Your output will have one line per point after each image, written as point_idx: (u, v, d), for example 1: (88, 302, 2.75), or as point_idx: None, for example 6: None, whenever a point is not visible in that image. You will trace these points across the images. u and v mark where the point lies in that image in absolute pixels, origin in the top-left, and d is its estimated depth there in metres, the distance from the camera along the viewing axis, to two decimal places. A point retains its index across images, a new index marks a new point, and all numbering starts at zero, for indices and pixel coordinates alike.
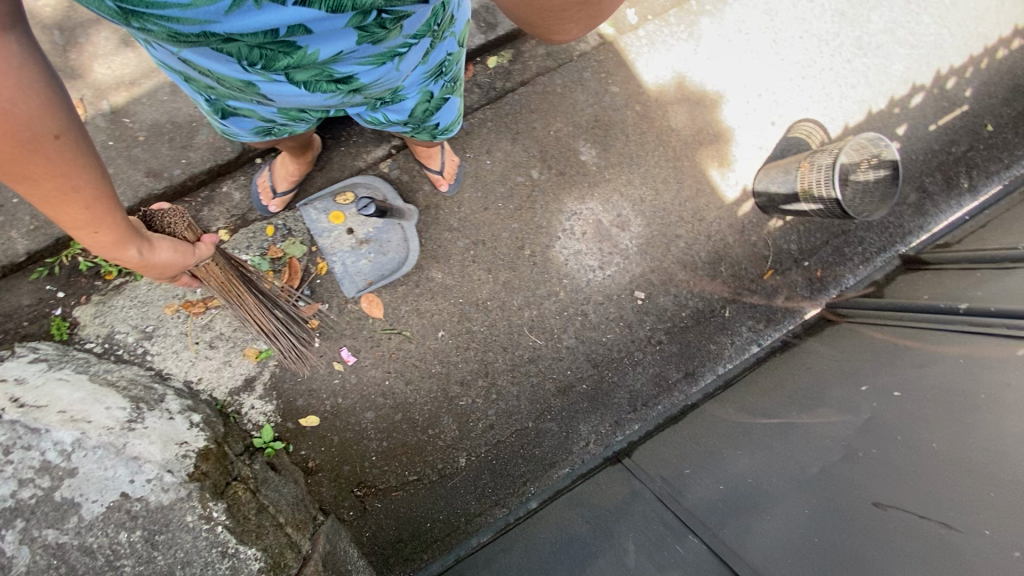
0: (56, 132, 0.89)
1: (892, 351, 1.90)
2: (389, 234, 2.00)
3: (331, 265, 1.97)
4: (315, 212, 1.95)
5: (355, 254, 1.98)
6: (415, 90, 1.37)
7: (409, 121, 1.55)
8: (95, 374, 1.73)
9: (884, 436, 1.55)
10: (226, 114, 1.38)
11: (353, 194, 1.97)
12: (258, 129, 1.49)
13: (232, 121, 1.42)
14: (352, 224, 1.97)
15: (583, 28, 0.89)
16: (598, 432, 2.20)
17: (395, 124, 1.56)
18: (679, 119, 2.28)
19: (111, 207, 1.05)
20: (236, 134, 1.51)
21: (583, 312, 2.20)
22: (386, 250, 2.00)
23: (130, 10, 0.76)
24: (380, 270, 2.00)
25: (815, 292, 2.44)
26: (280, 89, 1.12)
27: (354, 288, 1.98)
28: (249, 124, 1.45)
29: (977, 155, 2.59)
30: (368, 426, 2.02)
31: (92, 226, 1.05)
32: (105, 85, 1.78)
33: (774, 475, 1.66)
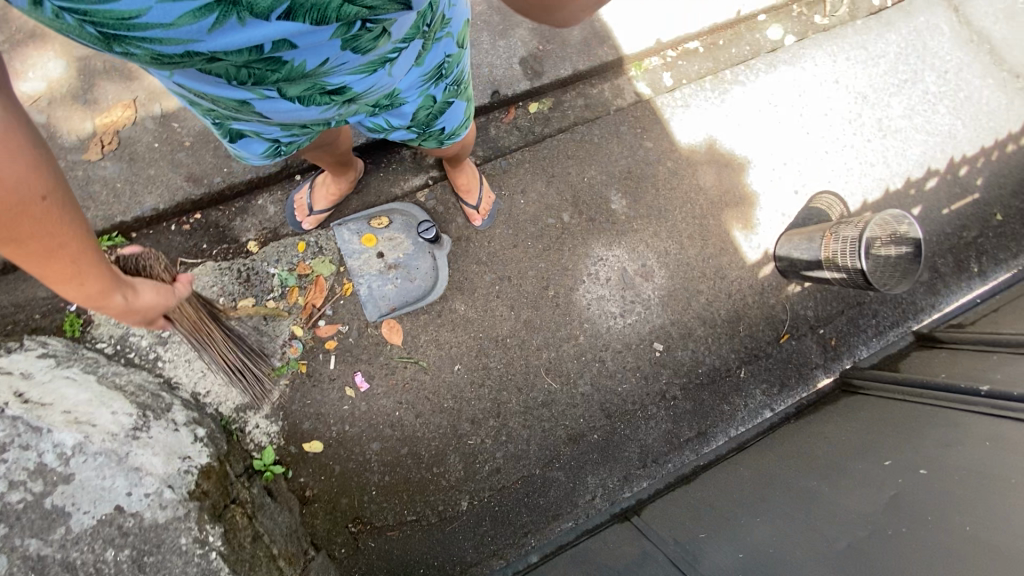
0: (42, 193, 0.84)
1: (912, 427, 1.88)
2: (418, 262, 2.00)
3: (357, 287, 1.94)
4: (348, 232, 1.95)
5: (382, 278, 1.97)
6: (417, 93, 1.24)
7: (414, 126, 1.39)
8: (103, 376, 1.66)
9: (913, 515, 1.50)
10: (231, 137, 1.28)
11: (388, 220, 1.98)
12: (267, 151, 1.36)
13: (240, 144, 1.31)
14: (383, 249, 1.98)
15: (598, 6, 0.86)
16: (605, 486, 2.13)
17: (399, 130, 1.41)
18: (708, 179, 2.34)
19: (99, 263, 0.97)
20: (244, 156, 1.39)
21: (601, 359, 2.17)
22: (413, 277, 1.99)
23: (113, 36, 0.71)
24: (405, 298, 1.98)
25: (829, 361, 2.44)
26: (275, 107, 1.03)
27: (377, 312, 1.95)
28: (252, 144, 1.32)
29: (986, 242, 2.67)
30: (371, 457, 1.93)
31: (82, 285, 0.97)
32: (160, 89, 1.81)
33: (797, 548, 1.59)
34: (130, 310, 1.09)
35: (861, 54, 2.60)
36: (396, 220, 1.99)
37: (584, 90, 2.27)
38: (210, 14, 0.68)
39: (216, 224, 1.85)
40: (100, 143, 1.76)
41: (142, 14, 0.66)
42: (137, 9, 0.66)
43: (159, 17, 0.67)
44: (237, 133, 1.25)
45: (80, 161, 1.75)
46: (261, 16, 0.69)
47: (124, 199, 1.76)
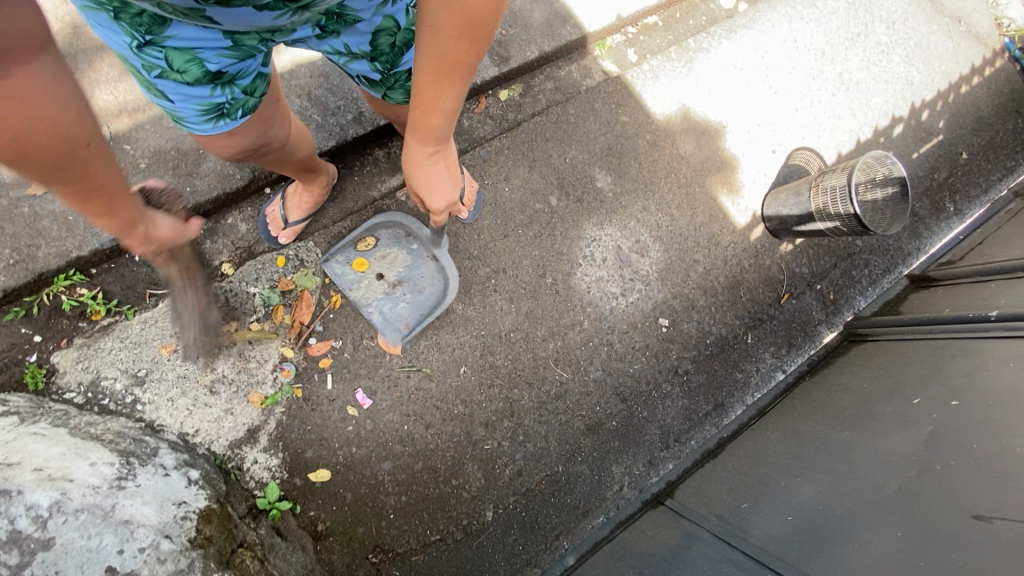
0: (87, 139, 0.85)
1: (930, 362, 1.85)
2: (421, 270, 1.89)
3: (369, 316, 1.83)
4: (339, 265, 1.83)
5: (391, 298, 1.85)
6: (373, 11, 1.13)
7: (376, 60, 1.27)
8: (76, 427, 1.49)
9: (958, 446, 1.45)
10: (165, 76, 1.06)
11: (374, 239, 1.87)
12: (205, 108, 1.14)
13: (173, 91, 1.09)
14: (380, 268, 1.86)
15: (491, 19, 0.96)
16: (631, 474, 2.03)
17: (360, 61, 1.27)
18: (687, 147, 2.31)
19: (133, 200, 1.01)
20: (179, 113, 1.15)
21: (608, 342, 2.09)
22: (421, 287, 1.88)
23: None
24: (421, 310, 1.87)
25: (831, 315, 2.42)
26: (228, 13, 0.88)
27: (398, 335, 1.84)
28: (193, 95, 1.10)
29: (957, 181, 2.73)
30: (385, 478, 1.79)
31: (119, 221, 1.01)
32: (106, 110, 1.66)
33: (848, 499, 1.52)
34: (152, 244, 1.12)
35: (813, 13, 2.65)
36: (383, 236, 1.88)
37: (552, 73, 2.22)
38: None
39: None
40: None
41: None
42: None
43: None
44: (174, 72, 1.04)
45: (25, 197, 1.59)
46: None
47: (78, 232, 1.61)
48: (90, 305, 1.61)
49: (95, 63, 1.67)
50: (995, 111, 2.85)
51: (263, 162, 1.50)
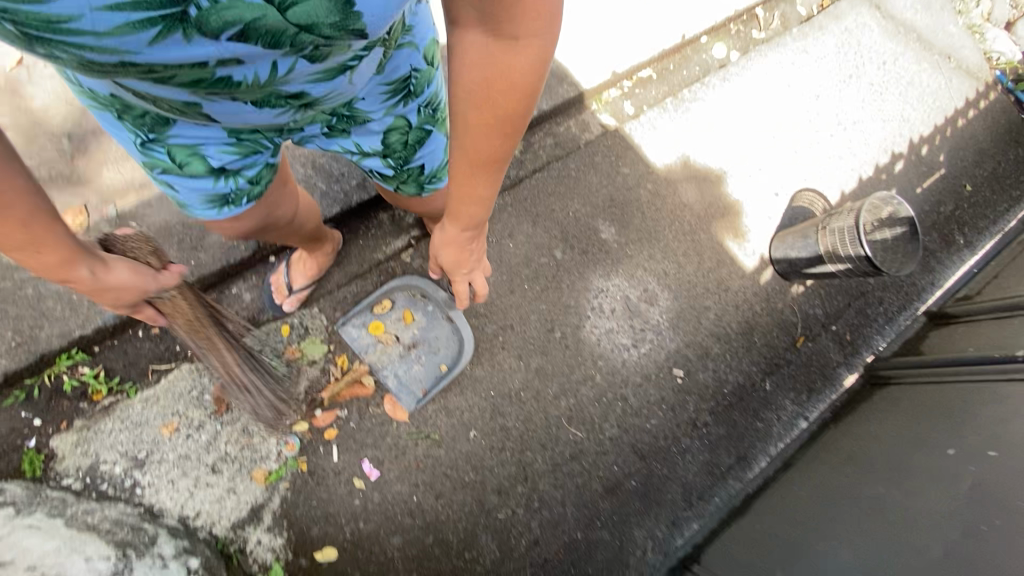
0: None
1: (961, 408, 1.77)
2: (436, 331, 1.88)
3: (384, 381, 1.80)
4: (355, 329, 1.82)
5: (406, 361, 1.83)
6: (384, 112, 1.18)
7: (389, 156, 1.31)
8: (72, 517, 1.43)
9: (1003, 505, 1.36)
10: (167, 172, 1.07)
11: (390, 301, 1.86)
12: (209, 198, 1.15)
13: (177, 183, 1.10)
14: (396, 331, 1.84)
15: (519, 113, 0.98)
16: (654, 537, 1.93)
17: (373, 158, 1.31)
18: (690, 194, 2.32)
19: (50, 223, 0.90)
20: (183, 202, 1.16)
21: (622, 396, 2.03)
22: (436, 348, 1.87)
23: (37, 39, 0.64)
24: (435, 371, 1.84)
25: (850, 357, 2.35)
26: (224, 108, 0.89)
27: (413, 399, 1.80)
28: (195, 187, 1.11)
29: (964, 213, 2.70)
30: (394, 554, 1.69)
31: (38, 249, 0.90)
32: (112, 189, 1.68)
33: (889, 566, 1.41)
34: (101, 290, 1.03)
35: (804, 58, 2.70)
36: (398, 299, 1.87)
37: (551, 129, 2.25)
38: (150, 28, 0.64)
39: None
40: None
41: (76, 20, 0.61)
42: (67, 15, 0.61)
43: (93, 24, 0.62)
44: (177, 166, 1.06)
45: (30, 278, 1.59)
46: (210, 36, 0.67)
47: (82, 311, 1.60)
48: (91, 385, 1.58)
49: (104, 144, 1.70)
50: (995, 143, 2.86)
51: (270, 238, 1.51)
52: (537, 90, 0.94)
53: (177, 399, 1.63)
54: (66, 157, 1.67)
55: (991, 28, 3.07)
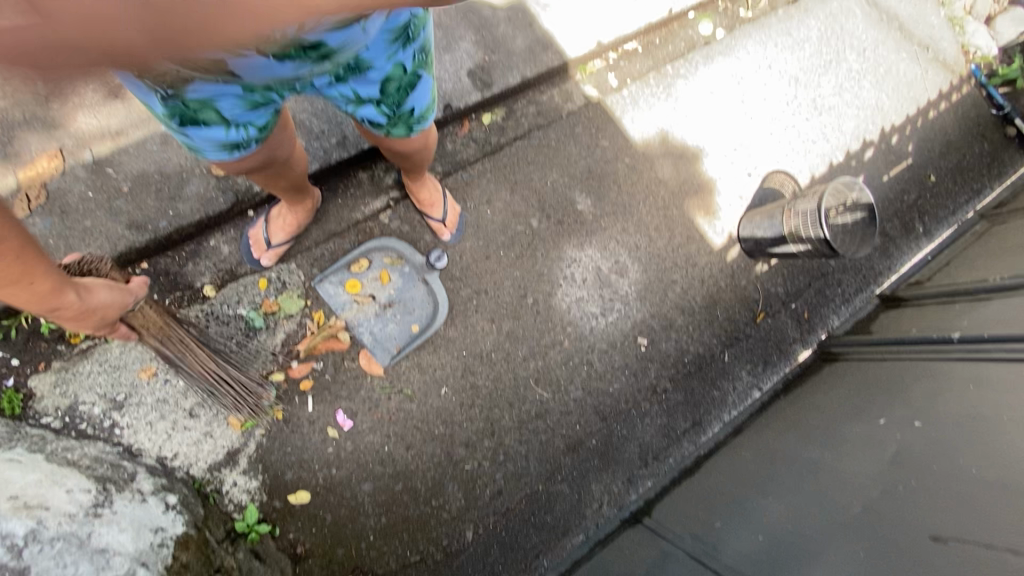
0: None
1: (898, 383, 1.91)
2: (411, 292, 1.94)
3: (359, 336, 1.86)
4: (332, 286, 1.86)
5: (381, 319, 1.90)
6: (386, 57, 1.12)
7: (383, 103, 1.26)
8: (53, 452, 1.51)
9: (919, 467, 1.50)
10: (183, 123, 1.09)
11: (368, 261, 1.91)
12: (222, 144, 1.18)
13: (192, 131, 1.12)
14: (372, 290, 1.90)
15: None
16: (610, 492, 2.07)
17: (366, 106, 1.26)
18: (666, 170, 2.38)
19: (39, 256, 1.06)
20: (198, 150, 1.19)
21: (588, 361, 2.13)
22: (411, 308, 1.94)
23: None
24: (410, 330, 1.92)
25: (805, 334, 2.48)
26: (250, 63, 0.89)
27: (387, 355, 1.88)
28: (211, 136, 1.14)
29: (926, 203, 2.83)
30: (365, 499, 1.80)
31: (29, 282, 1.07)
32: (87, 134, 1.67)
33: (815, 519, 1.56)
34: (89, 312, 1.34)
35: (787, 41, 2.74)
36: (376, 259, 1.93)
37: (535, 97, 2.26)
38: None
39: (166, 271, 1.71)
40: (26, 199, 1.61)
41: None
42: None
43: None
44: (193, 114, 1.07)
45: None
46: None
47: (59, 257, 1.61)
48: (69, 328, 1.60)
49: None
50: (962, 136, 2.97)
51: (259, 182, 1.53)
52: None
53: None
54: (39, 99, 1.64)
55: (972, 21, 3.13)
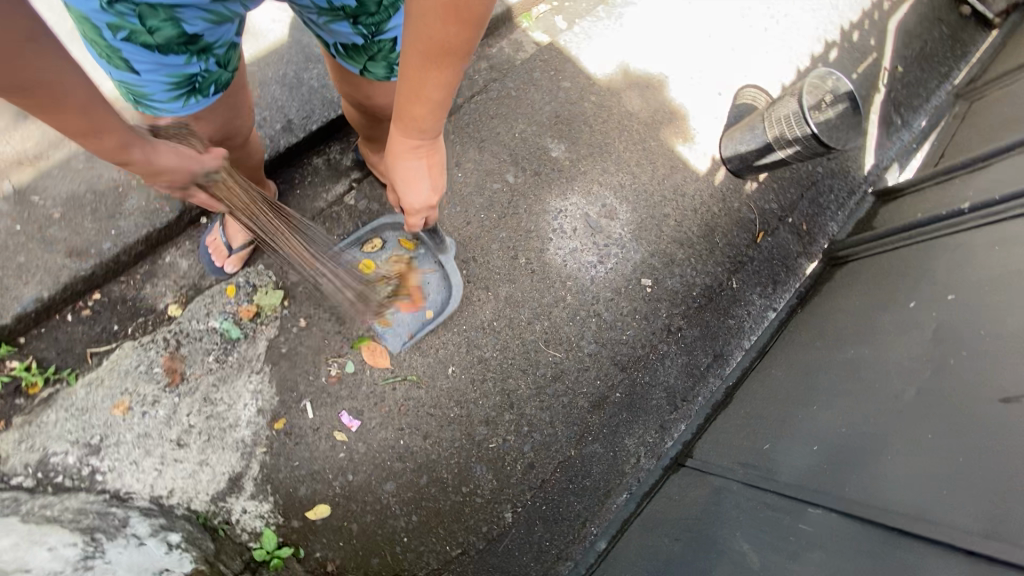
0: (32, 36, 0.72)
1: (918, 266, 1.80)
2: (426, 275, 1.82)
3: (370, 321, 1.73)
4: None
5: None
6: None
7: (359, 22, 1.09)
8: (29, 512, 1.31)
9: (964, 337, 1.41)
10: (133, 39, 0.96)
11: (380, 240, 1.80)
12: (175, 82, 1.07)
13: (141, 63, 1.01)
14: (385, 272, 1.78)
15: (453, 28, 0.81)
16: (645, 443, 1.94)
17: (341, 22, 1.09)
18: (635, 102, 2.27)
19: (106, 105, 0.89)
20: (146, 89, 1.06)
21: (596, 312, 2.01)
22: (426, 292, 1.81)
23: None
24: (422, 316, 1.79)
25: (807, 246, 2.38)
26: None
27: (398, 341, 1.75)
28: (165, 64, 1.02)
29: (899, 94, 2.75)
30: (390, 500, 1.65)
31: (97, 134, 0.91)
32: (4, 164, 1.51)
33: (867, 415, 1.45)
34: (156, 172, 1.05)
35: None
36: (389, 237, 1.81)
37: (484, 52, 2.14)
38: None
39: (123, 298, 1.55)
40: None
41: None
42: None
43: None
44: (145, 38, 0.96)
45: None
46: None
47: None
48: (25, 378, 1.45)
49: None
50: (919, 22, 2.91)
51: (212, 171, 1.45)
52: (474, 21, 0.80)
53: (125, 377, 1.51)
54: None
55: None
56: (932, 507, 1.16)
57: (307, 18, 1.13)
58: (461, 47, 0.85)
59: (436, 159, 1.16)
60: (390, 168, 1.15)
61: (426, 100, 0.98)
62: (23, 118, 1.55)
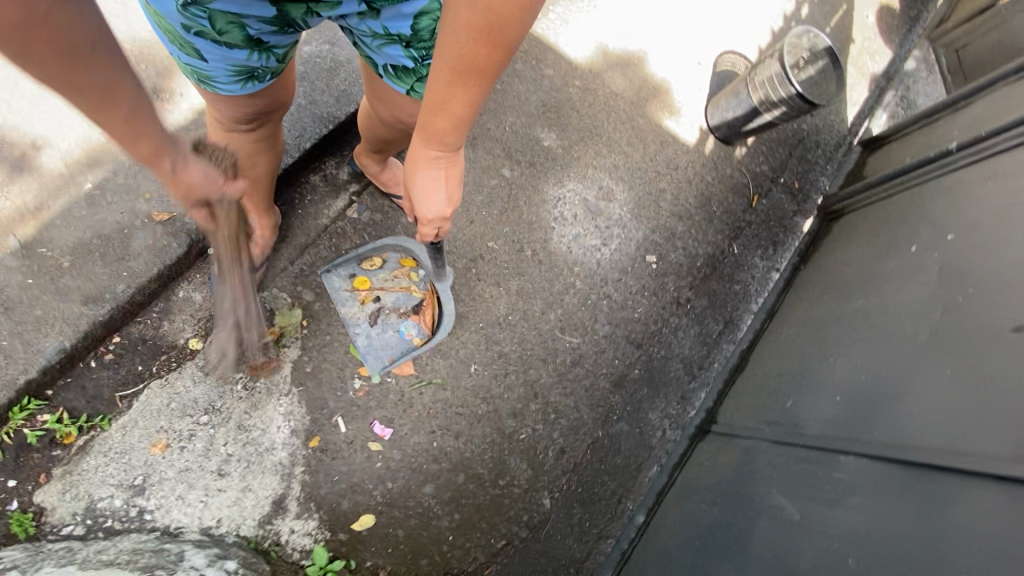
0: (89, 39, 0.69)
1: (914, 210, 1.84)
2: (419, 302, 1.80)
3: (353, 337, 1.72)
4: (339, 276, 1.76)
5: (382, 325, 1.75)
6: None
7: (412, 46, 1.10)
8: (85, 560, 1.29)
9: (970, 273, 1.45)
10: (203, 37, 0.98)
11: (381, 259, 1.81)
12: (237, 71, 1.08)
13: (208, 53, 1.02)
14: (379, 291, 1.78)
15: (487, 49, 0.87)
16: (669, 415, 1.99)
17: (394, 46, 1.11)
18: (618, 82, 2.28)
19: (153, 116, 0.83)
20: (211, 73, 1.07)
21: (606, 294, 2.03)
22: (418, 320, 1.79)
23: None
24: (409, 342, 1.76)
25: (801, 204, 2.43)
26: None
27: (379, 364, 1.72)
28: (229, 58, 1.03)
29: (873, 43, 2.78)
30: (431, 502, 1.68)
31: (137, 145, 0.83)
32: (7, 220, 1.50)
33: (885, 360, 1.50)
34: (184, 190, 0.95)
35: None
36: (390, 258, 1.82)
37: None
38: None
39: (143, 338, 1.56)
40: None
41: None
42: None
43: None
44: (214, 36, 0.98)
45: None
46: None
47: (20, 356, 1.44)
48: (59, 428, 1.45)
49: None
50: None
51: (237, 158, 1.39)
52: (507, 44, 0.87)
53: (158, 415, 1.52)
54: None
55: None
56: (958, 438, 1.19)
57: (360, 40, 1.14)
58: (490, 68, 0.91)
59: (455, 171, 1.17)
60: (409, 177, 1.16)
61: (449, 114, 1.01)
62: (18, 171, 1.54)
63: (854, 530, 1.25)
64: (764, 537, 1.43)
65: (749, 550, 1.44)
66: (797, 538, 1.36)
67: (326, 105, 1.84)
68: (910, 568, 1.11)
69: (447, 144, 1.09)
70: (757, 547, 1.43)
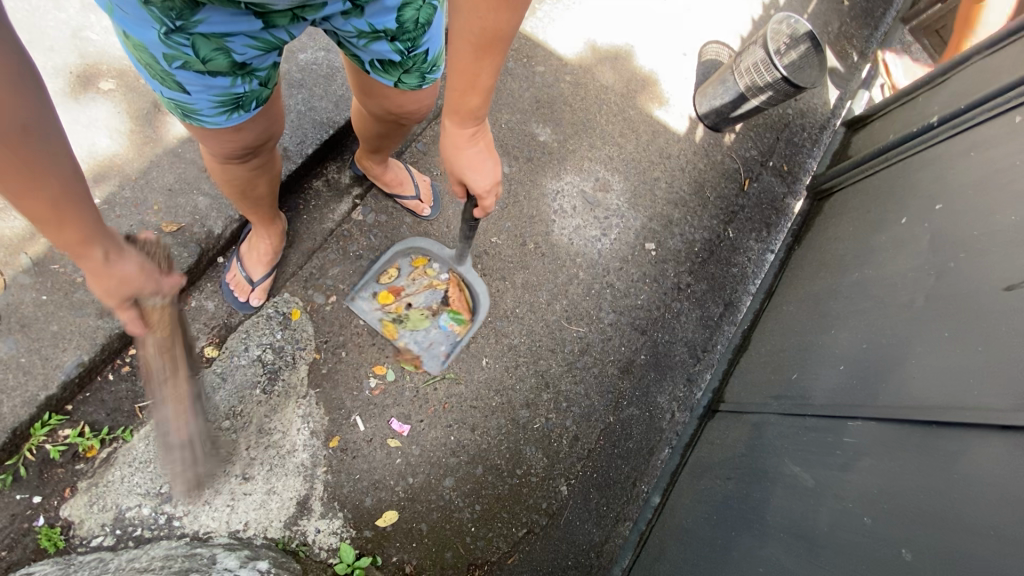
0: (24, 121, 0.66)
1: (902, 183, 1.90)
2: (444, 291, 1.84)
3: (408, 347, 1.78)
4: (365, 301, 1.77)
5: (423, 325, 1.81)
6: None
7: (398, 39, 1.15)
8: (119, 566, 1.31)
9: (961, 240, 1.51)
10: (187, 66, 0.96)
11: (396, 268, 1.83)
12: (222, 101, 1.06)
13: (192, 84, 1.00)
14: (407, 297, 1.81)
15: (508, 13, 0.92)
16: (677, 398, 2.03)
17: (380, 42, 1.14)
18: (608, 76, 2.33)
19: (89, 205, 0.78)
20: (196, 107, 1.05)
21: (608, 283, 2.08)
22: (453, 306, 1.84)
23: None
24: (453, 332, 1.83)
25: (792, 186, 2.48)
26: None
27: (436, 362, 1.79)
28: (213, 86, 1.02)
29: (850, 26, 2.85)
30: (451, 495, 1.71)
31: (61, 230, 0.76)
32: (16, 238, 1.51)
33: (884, 328, 1.55)
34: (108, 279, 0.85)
35: None
36: (402, 262, 1.84)
37: None
38: None
39: None
40: None
41: None
42: None
43: None
44: (198, 63, 0.96)
45: None
46: None
47: (39, 373, 1.45)
48: (81, 442, 1.46)
49: None
50: None
51: (237, 185, 1.37)
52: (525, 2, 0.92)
53: None
54: None
55: None
56: (961, 395, 1.25)
57: (344, 40, 1.16)
58: (511, 29, 0.96)
59: (491, 141, 1.20)
60: (451, 161, 1.18)
61: (478, 87, 1.05)
62: None
63: (867, 490, 1.30)
64: (781, 505, 1.47)
65: (767, 519, 1.48)
66: (812, 503, 1.40)
67: (325, 111, 1.87)
68: (923, 519, 1.15)
69: (480, 116, 1.12)
70: (775, 516, 1.47)
